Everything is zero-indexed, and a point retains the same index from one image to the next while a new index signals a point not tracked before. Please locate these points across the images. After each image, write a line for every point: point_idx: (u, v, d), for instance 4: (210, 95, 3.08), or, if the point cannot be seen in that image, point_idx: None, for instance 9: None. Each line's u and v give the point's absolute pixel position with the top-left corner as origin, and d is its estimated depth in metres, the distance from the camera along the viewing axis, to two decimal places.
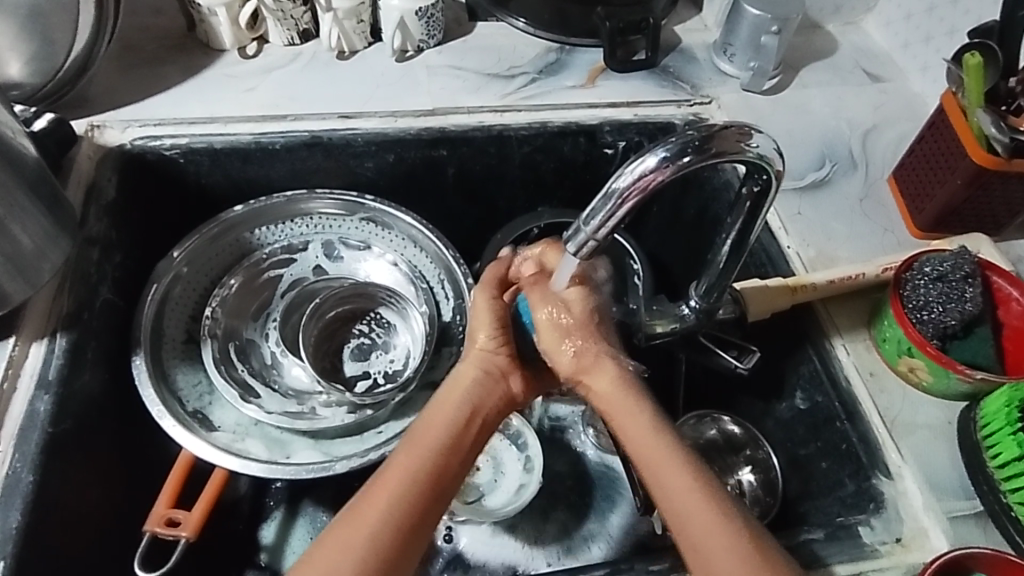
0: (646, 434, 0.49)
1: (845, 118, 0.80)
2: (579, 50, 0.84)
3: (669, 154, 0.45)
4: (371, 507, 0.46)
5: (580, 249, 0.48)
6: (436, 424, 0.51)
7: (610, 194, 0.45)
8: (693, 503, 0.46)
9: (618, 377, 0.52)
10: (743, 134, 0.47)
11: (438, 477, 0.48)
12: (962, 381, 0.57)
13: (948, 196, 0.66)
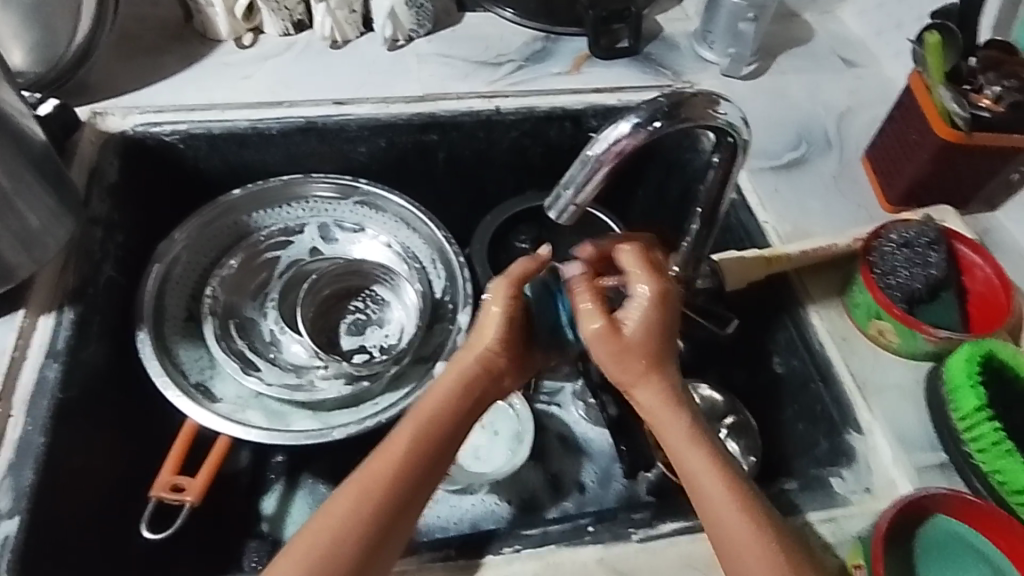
0: (671, 422, 0.50)
1: (820, 102, 0.84)
2: (564, 38, 0.88)
3: (640, 121, 0.48)
4: (369, 479, 0.47)
5: (563, 215, 0.52)
6: (438, 407, 0.51)
7: (586, 160, 0.49)
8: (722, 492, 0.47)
9: (666, 395, 0.50)
10: (710, 101, 0.50)
11: (432, 459, 0.49)
12: (927, 340, 0.60)
13: (919, 170, 0.69)
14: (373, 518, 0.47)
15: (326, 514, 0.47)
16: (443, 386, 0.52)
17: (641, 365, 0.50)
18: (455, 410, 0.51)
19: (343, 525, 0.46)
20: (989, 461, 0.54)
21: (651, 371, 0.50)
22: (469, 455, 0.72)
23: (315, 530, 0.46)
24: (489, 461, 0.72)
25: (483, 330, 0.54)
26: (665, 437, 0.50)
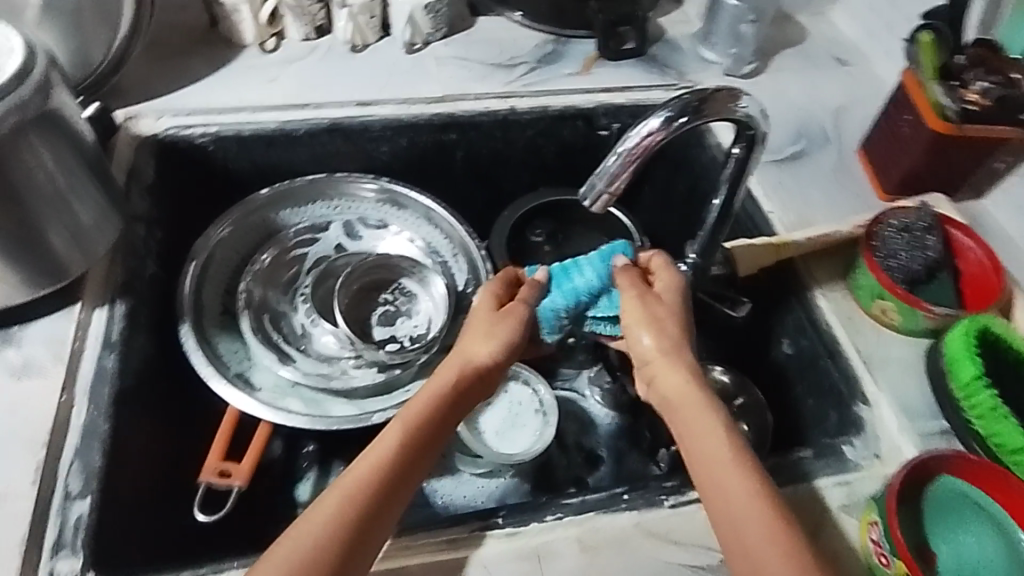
0: (694, 418, 0.52)
1: (817, 100, 0.88)
2: (573, 40, 0.92)
3: (668, 116, 0.53)
4: (353, 476, 0.49)
5: (595, 201, 0.56)
6: (424, 412, 0.54)
7: (620, 151, 0.53)
8: (732, 476, 0.49)
9: (691, 379, 0.55)
10: (732, 97, 0.55)
11: (412, 458, 0.52)
12: (926, 318, 0.65)
13: (914, 160, 0.74)
14: (353, 512, 0.48)
15: (315, 508, 0.48)
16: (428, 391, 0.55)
17: (671, 343, 0.57)
18: (436, 414, 0.54)
19: (332, 513, 0.47)
20: (986, 425, 0.58)
21: (678, 351, 0.56)
22: (500, 439, 0.74)
23: (304, 524, 0.47)
24: (518, 445, 0.74)
25: (471, 340, 0.58)
26: (685, 432, 0.52)
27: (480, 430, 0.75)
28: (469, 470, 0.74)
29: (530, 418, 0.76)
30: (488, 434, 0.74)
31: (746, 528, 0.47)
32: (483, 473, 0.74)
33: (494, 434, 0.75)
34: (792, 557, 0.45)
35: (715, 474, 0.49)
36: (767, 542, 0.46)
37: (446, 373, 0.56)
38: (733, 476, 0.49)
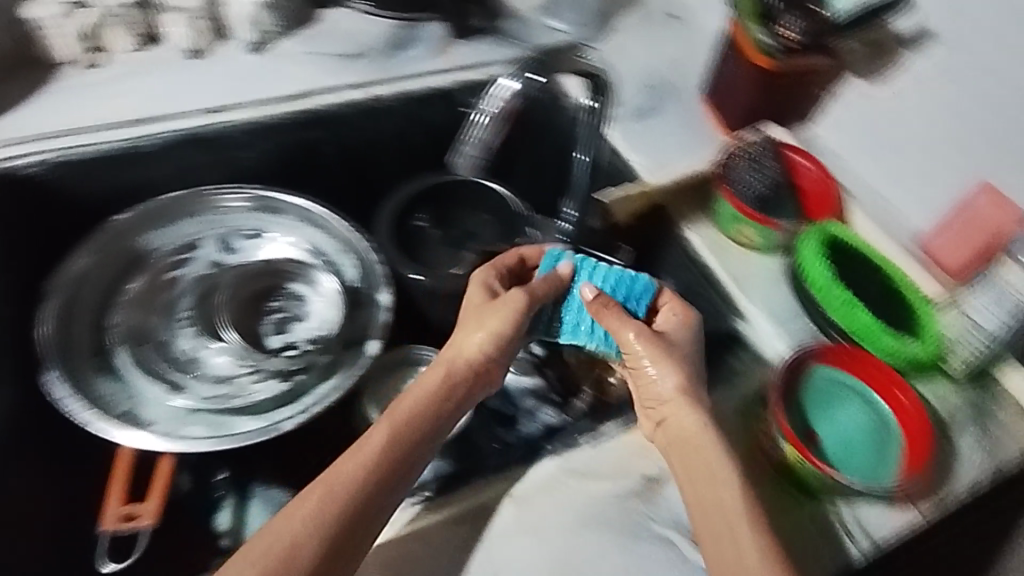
0: (702, 447, 0.57)
1: (659, 55, 0.94)
2: (420, 24, 0.90)
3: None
4: (338, 473, 0.53)
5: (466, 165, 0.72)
6: (412, 413, 0.57)
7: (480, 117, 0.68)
8: (729, 494, 0.54)
9: (698, 415, 0.59)
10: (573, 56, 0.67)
11: (392, 466, 0.54)
12: (778, 233, 0.72)
13: (749, 96, 0.81)
14: (338, 514, 0.51)
15: (294, 504, 0.51)
16: (418, 393, 0.59)
17: (678, 380, 0.60)
18: (420, 424, 0.57)
19: (313, 509, 0.51)
20: (842, 316, 0.66)
21: (685, 391, 0.60)
22: None
23: (288, 515, 0.51)
24: None
25: (461, 336, 0.62)
26: (689, 456, 0.57)
27: None
28: None
29: None
30: None
31: (735, 544, 0.52)
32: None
33: None
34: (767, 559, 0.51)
35: (711, 491, 0.55)
36: (751, 553, 0.51)
37: (435, 370, 0.60)
38: (732, 494, 0.54)
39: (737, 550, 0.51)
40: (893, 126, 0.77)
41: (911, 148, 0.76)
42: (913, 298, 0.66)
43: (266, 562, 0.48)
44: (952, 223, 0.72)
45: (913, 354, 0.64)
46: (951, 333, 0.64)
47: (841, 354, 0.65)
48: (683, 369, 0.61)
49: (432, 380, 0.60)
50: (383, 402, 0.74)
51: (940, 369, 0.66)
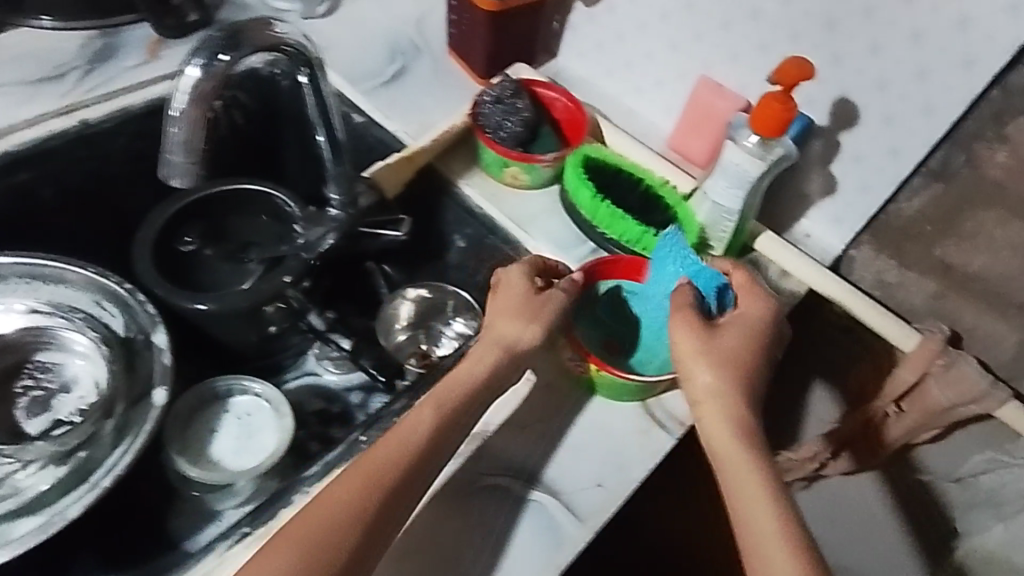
0: (732, 445, 0.55)
1: (398, 16, 0.91)
2: (124, 29, 0.82)
3: (207, 60, 0.50)
4: (375, 456, 0.52)
5: (183, 177, 0.54)
6: (458, 389, 0.56)
7: (174, 116, 0.51)
8: (757, 494, 0.53)
9: (726, 402, 0.57)
10: (266, 24, 0.53)
11: (429, 457, 0.53)
12: (544, 166, 0.73)
13: (487, 41, 0.80)
14: (368, 505, 0.50)
15: (336, 488, 0.51)
16: (465, 374, 0.57)
17: (728, 373, 0.57)
18: (458, 414, 0.55)
19: (355, 491, 0.50)
20: (614, 228, 0.69)
21: (722, 381, 0.57)
22: (241, 457, 0.70)
23: (313, 510, 0.50)
24: (261, 451, 0.71)
25: (500, 319, 0.60)
26: (725, 457, 0.55)
27: (218, 460, 0.70)
28: (234, 502, 0.68)
29: (268, 421, 0.72)
30: (227, 459, 0.70)
31: (749, 532, 0.51)
32: (246, 498, 0.68)
33: (232, 455, 0.70)
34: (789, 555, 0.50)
35: (737, 483, 0.53)
36: (772, 549, 0.50)
37: (479, 354, 0.58)
38: (755, 492, 0.53)
39: (769, 554, 0.50)
40: (620, 43, 0.82)
41: (638, 62, 0.81)
42: (667, 195, 0.71)
43: (289, 564, 0.47)
44: (685, 118, 0.77)
45: None
46: (704, 218, 0.68)
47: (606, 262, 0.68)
48: (729, 375, 0.57)
49: (480, 361, 0.58)
50: (190, 449, 0.70)
51: (708, 253, 0.72)
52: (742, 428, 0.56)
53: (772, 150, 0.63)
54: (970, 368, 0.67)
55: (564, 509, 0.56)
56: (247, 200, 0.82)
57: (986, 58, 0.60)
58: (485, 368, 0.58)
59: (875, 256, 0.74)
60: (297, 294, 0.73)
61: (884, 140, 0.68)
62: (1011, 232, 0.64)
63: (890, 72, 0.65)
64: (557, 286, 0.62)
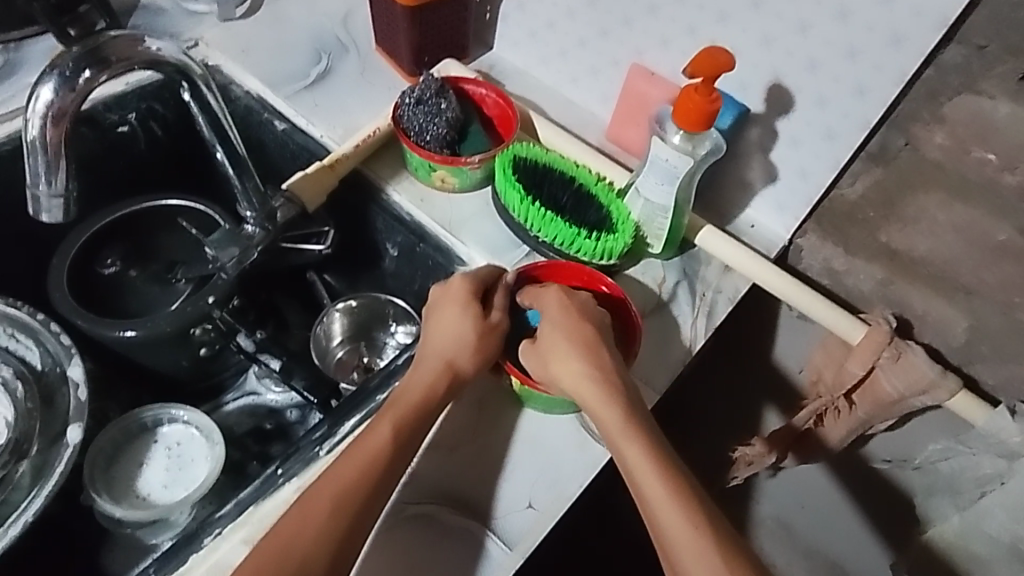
0: (629, 446, 0.52)
1: (323, 12, 0.86)
2: (25, 43, 0.79)
3: (62, 80, 0.49)
4: (340, 477, 0.50)
5: (56, 212, 0.51)
6: (415, 402, 0.54)
7: (31, 139, 0.49)
8: (663, 497, 0.49)
9: (612, 412, 0.54)
10: (133, 39, 0.52)
11: (394, 470, 0.51)
12: (473, 168, 0.70)
13: (410, 37, 0.76)
14: (336, 528, 0.48)
15: (303, 515, 0.48)
16: (418, 385, 0.55)
17: (599, 384, 0.54)
18: (418, 426, 0.54)
19: (326, 516, 0.48)
20: (546, 231, 0.66)
21: (602, 390, 0.54)
22: (172, 490, 0.68)
23: (279, 540, 0.47)
24: (192, 481, 0.68)
25: (444, 330, 0.58)
26: (627, 455, 0.52)
27: (146, 495, 0.67)
28: (166, 537, 0.64)
29: (199, 449, 0.69)
30: (157, 493, 0.67)
31: (669, 545, 0.48)
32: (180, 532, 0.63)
33: (162, 489, 0.68)
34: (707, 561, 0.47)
35: (642, 490, 0.50)
36: (690, 556, 0.47)
37: (430, 365, 0.56)
38: (660, 494, 0.50)
39: (684, 562, 0.47)
40: (552, 31, 0.78)
41: (572, 50, 0.77)
42: (601, 192, 0.68)
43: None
44: (619, 109, 0.74)
45: (618, 247, 0.65)
46: (638, 215, 0.66)
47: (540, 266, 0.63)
48: (604, 379, 0.55)
49: (429, 371, 0.56)
50: (116, 487, 0.67)
51: (646, 251, 0.69)
52: (636, 426, 0.53)
53: (699, 143, 0.61)
54: (919, 359, 0.65)
55: (493, 534, 0.54)
56: (163, 219, 0.78)
57: (916, 36, 0.58)
58: (434, 382, 0.56)
59: (822, 243, 0.71)
60: (224, 315, 0.70)
61: (820, 124, 0.66)
62: (953, 214, 0.62)
63: (821, 53, 0.63)
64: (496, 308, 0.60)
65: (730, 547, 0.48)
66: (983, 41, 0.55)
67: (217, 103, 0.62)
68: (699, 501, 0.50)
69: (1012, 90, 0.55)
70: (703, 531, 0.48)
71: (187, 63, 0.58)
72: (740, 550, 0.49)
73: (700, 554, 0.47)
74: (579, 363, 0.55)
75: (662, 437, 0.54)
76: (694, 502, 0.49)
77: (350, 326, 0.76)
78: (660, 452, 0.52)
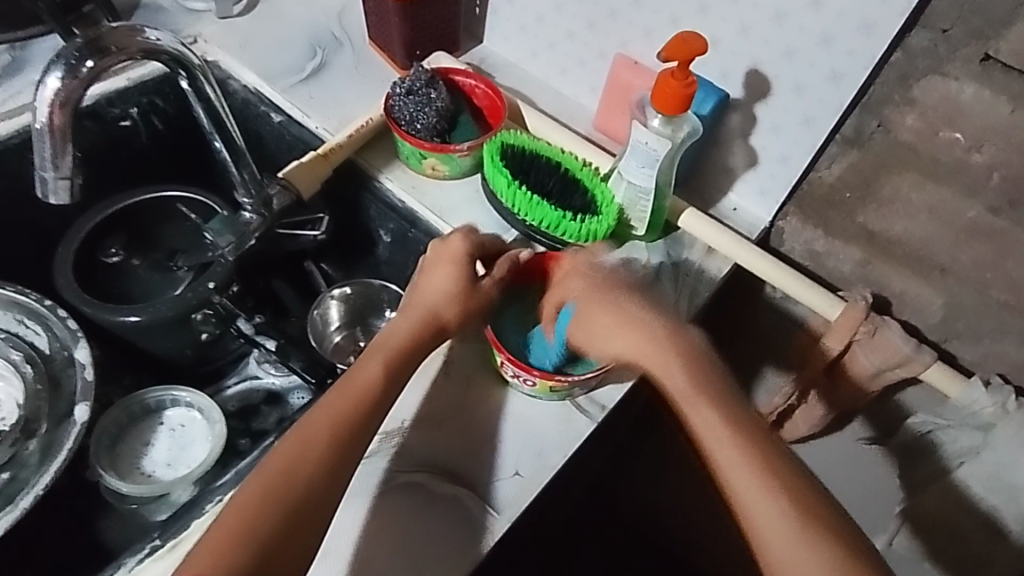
0: (698, 411, 0.53)
1: (318, 9, 0.89)
2: (32, 42, 0.81)
3: (67, 68, 0.52)
4: (336, 411, 0.52)
5: (62, 194, 0.54)
6: (405, 345, 0.57)
7: (38, 127, 0.52)
8: (736, 463, 0.51)
9: (674, 372, 0.55)
10: (133, 31, 0.55)
11: (380, 411, 0.54)
12: (462, 156, 0.72)
13: (401, 31, 0.79)
14: (332, 457, 0.51)
15: (301, 442, 0.51)
16: (407, 327, 0.58)
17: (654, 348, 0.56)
18: (405, 369, 0.56)
19: (325, 444, 0.51)
20: (533, 215, 0.69)
21: (650, 348, 0.56)
22: (174, 468, 0.70)
23: (279, 464, 0.50)
24: (194, 460, 0.70)
25: (436, 278, 0.60)
26: (692, 413, 0.54)
27: (151, 472, 0.70)
28: (168, 513, 0.67)
29: (201, 429, 0.72)
30: (160, 470, 0.70)
31: (739, 496, 0.50)
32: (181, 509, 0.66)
33: (166, 466, 0.71)
34: (785, 518, 0.48)
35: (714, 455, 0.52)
36: (762, 510, 0.49)
37: (420, 312, 0.59)
38: (734, 462, 0.51)
39: (751, 509, 0.49)
40: (540, 25, 0.80)
41: (560, 42, 0.79)
42: (586, 177, 0.71)
43: (259, 534, 0.47)
44: (606, 96, 0.76)
45: (601, 229, 0.67)
46: (622, 198, 0.69)
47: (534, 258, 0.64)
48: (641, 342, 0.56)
49: (417, 315, 0.58)
50: (121, 465, 0.70)
51: (630, 234, 0.71)
52: (700, 386, 0.54)
53: (678, 127, 0.64)
54: (895, 335, 0.68)
55: (482, 502, 0.56)
56: (164, 209, 0.80)
57: (884, 22, 0.59)
58: (425, 331, 0.58)
59: (803, 226, 0.73)
60: (224, 302, 0.73)
61: (797, 110, 0.67)
62: (925, 194, 0.64)
63: (794, 41, 0.64)
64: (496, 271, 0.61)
65: (805, 504, 0.49)
66: (945, 26, 0.57)
67: (213, 94, 0.64)
68: (773, 461, 0.51)
69: (976, 72, 0.57)
70: (778, 492, 0.49)
71: (185, 53, 0.61)
72: (817, 500, 0.50)
73: (779, 514, 0.49)
74: (635, 338, 0.56)
75: (736, 405, 0.54)
76: (770, 463, 0.51)
77: (347, 310, 0.79)
78: (728, 414, 0.53)
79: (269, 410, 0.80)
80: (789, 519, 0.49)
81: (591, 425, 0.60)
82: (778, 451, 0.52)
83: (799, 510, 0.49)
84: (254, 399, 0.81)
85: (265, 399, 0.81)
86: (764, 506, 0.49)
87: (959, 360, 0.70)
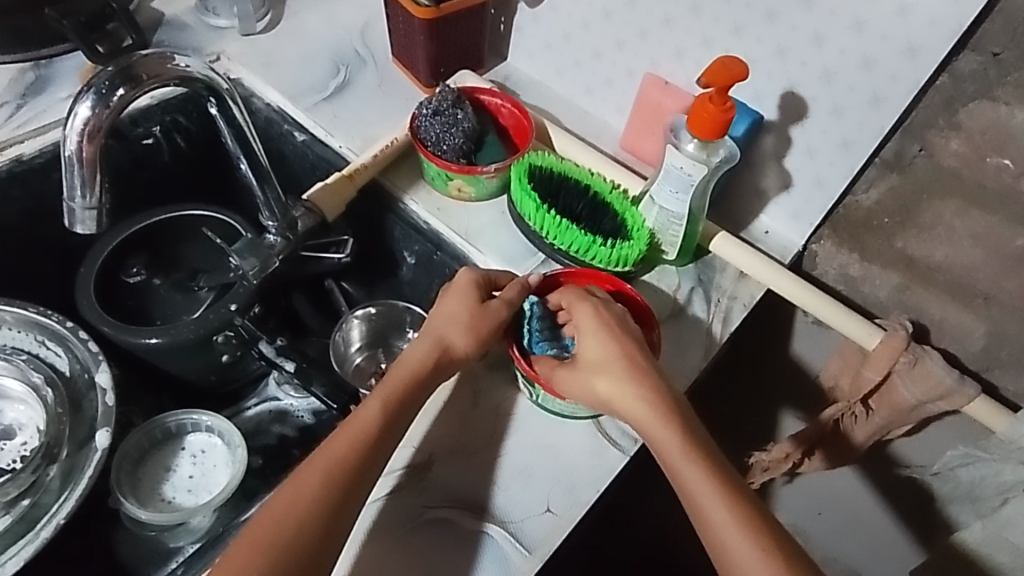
0: (662, 438, 0.52)
1: (341, 26, 0.88)
2: (57, 59, 0.82)
3: (98, 97, 0.51)
4: (335, 453, 0.51)
5: (89, 224, 0.54)
6: (404, 380, 0.56)
7: (67, 155, 0.51)
8: (699, 481, 0.50)
9: (641, 397, 0.54)
10: (163, 58, 0.54)
11: (383, 449, 0.52)
12: (489, 178, 0.71)
13: (426, 50, 0.77)
14: (328, 504, 0.49)
15: (295, 489, 0.49)
16: (409, 363, 0.57)
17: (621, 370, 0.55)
18: (405, 407, 0.55)
19: (319, 488, 0.49)
20: (563, 239, 0.67)
21: (617, 373, 0.55)
22: (196, 494, 0.69)
23: (278, 510, 0.49)
24: (214, 488, 0.69)
25: (442, 309, 0.60)
26: (653, 437, 0.53)
27: (170, 499, 0.69)
28: (192, 540, 0.67)
29: (221, 455, 0.71)
30: (181, 496, 0.69)
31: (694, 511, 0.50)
32: (203, 535, 0.67)
33: (186, 493, 0.69)
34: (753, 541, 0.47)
35: (682, 485, 0.50)
36: (727, 525, 0.48)
37: (423, 343, 0.58)
38: (705, 485, 0.49)
39: (714, 522, 0.48)
40: (567, 43, 0.79)
41: (587, 60, 0.78)
42: (616, 201, 0.69)
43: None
44: (635, 116, 0.74)
45: (633, 254, 0.66)
46: (653, 223, 0.67)
47: (567, 273, 0.64)
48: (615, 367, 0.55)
49: (423, 348, 0.58)
50: (141, 493, 0.69)
51: (661, 258, 0.70)
52: (666, 413, 0.53)
53: (714, 151, 0.62)
54: (936, 365, 0.65)
55: (513, 540, 0.54)
56: (187, 228, 0.80)
57: (931, 45, 0.57)
58: (424, 361, 0.57)
59: (838, 249, 0.71)
60: (246, 323, 0.71)
61: (835, 133, 0.66)
62: (969, 220, 0.62)
63: (834, 63, 0.63)
64: (504, 300, 0.60)
65: (766, 527, 0.48)
66: (997, 49, 0.55)
67: (242, 118, 0.63)
68: (739, 494, 0.50)
69: None
70: (754, 526, 0.48)
71: (213, 75, 0.59)
72: (776, 529, 0.49)
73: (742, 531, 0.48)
74: (607, 362, 0.56)
75: (704, 446, 0.52)
76: (722, 471, 0.51)
77: (368, 331, 0.77)
78: (694, 439, 0.52)
79: (289, 432, 0.79)
80: (770, 557, 0.47)
81: (624, 459, 0.58)
82: (747, 493, 0.50)
83: (769, 548, 0.47)
84: (275, 420, 0.81)
85: (286, 420, 0.80)
86: (728, 526, 0.48)
87: (1002, 390, 0.68)
